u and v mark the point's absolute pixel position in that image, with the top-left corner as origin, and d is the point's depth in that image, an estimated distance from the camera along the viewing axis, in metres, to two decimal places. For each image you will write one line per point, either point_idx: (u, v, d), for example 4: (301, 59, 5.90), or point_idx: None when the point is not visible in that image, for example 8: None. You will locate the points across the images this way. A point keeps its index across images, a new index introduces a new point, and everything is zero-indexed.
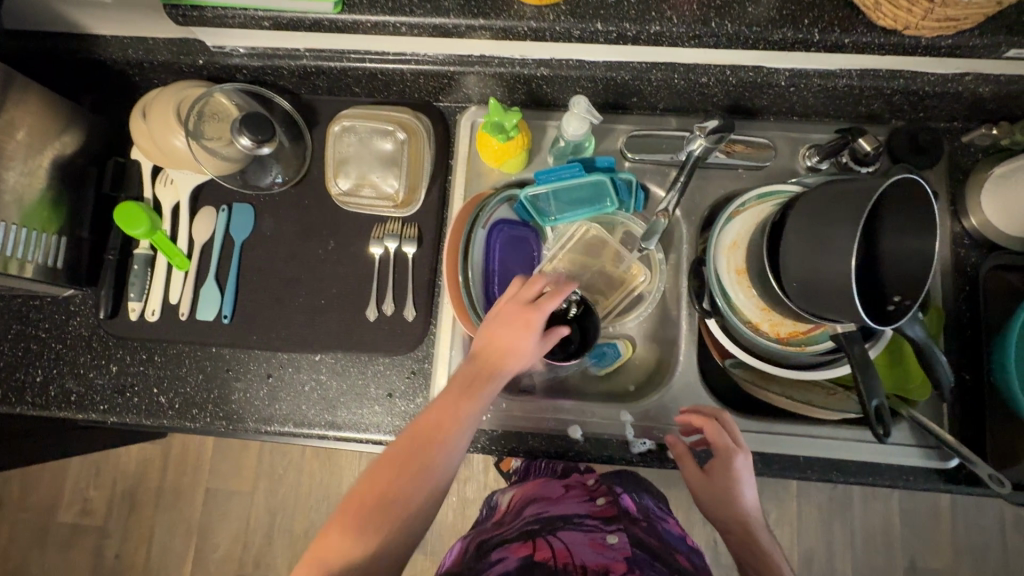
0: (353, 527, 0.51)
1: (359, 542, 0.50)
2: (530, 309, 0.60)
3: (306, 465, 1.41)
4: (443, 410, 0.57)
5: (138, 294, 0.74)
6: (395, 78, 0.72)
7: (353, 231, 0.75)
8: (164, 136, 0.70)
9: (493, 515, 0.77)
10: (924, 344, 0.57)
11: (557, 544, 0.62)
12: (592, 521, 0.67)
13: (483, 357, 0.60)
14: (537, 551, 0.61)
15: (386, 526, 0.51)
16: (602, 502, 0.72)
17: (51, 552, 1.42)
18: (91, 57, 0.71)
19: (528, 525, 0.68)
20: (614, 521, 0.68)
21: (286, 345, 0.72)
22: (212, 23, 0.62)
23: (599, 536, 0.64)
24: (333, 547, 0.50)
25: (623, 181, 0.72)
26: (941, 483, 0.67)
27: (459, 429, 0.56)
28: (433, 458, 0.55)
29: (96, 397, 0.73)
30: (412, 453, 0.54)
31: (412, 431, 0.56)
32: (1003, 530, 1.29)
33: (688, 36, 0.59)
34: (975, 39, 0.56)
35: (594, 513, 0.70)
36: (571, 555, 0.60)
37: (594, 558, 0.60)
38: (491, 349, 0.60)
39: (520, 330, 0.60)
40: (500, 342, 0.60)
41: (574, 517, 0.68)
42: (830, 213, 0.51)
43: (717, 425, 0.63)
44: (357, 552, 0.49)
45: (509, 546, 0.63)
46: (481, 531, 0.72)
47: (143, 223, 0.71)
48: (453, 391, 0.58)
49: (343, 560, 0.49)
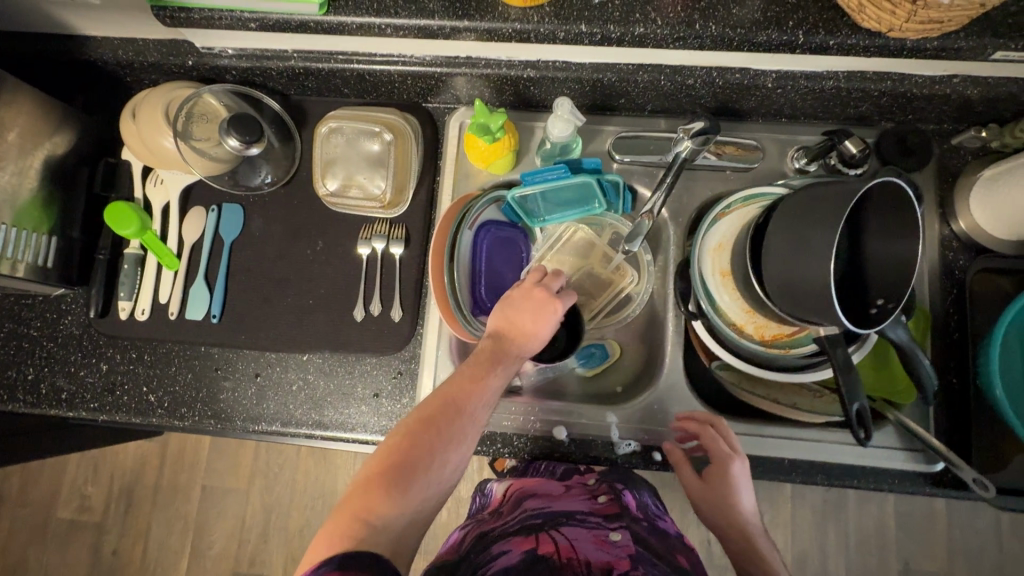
0: (382, 484, 0.48)
1: (390, 498, 0.48)
2: (552, 297, 0.62)
3: (302, 463, 1.42)
4: (472, 374, 0.56)
5: (127, 293, 0.74)
6: (383, 79, 0.72)
7: (342, 231, 0.75)
8: (153, 136, 0.71)
9: (488, 505, 0.70)
10: (908, 347, 0.56)
11: (560, 540, 0.58)
12: (596, 518, 0.62)
13: (506, 331, 0.60)
14: (539, 546, 0.57)
15: (417, 482, 0.49)
16: (606, 499, 0.66)
17: (50, 547, 1.44)
18: (82, 58, 0.71)
19: (528, 519, 0.62)
20: (618, 518, 0.63)
21: (274, 345, 0.73)
22: (199, 24, 0.63)
23: (602, 533, 0.60)
24: (364, 502, 0.47)
25: (609, 182, 0.71)
26: (926, 487, 0.67)
27: (487, 392, 0.56)
28: (464, 418, 0.53)
29: (87, 395, 0.73)
30: (441, 413, 0.53)
31: (439, 392, 0.54)
32: (1000, 534, 1.28)
33: (673, 38, 0.59)
34: (961, 41, 0.56)
35: (598, 511, 0.64)
36: (575, 551, 0.56)
37: (599, 555, 0.56)
38: (514, 324, 0.60)
39: (542, 310, 0.61)
40: (522, 320, 0.61)
41: (577, 513, 0.63)
42: (810, 216, 0.51)
43: (713, 434, 0.65)
44: (389, 508, 0.47)
45: (508, 540, 0.59)
46: (478, 521, 0.66)
47: (133, 223, 0.71)
48: (479, 357, 0.58)
49: (375, 515, 0.47)
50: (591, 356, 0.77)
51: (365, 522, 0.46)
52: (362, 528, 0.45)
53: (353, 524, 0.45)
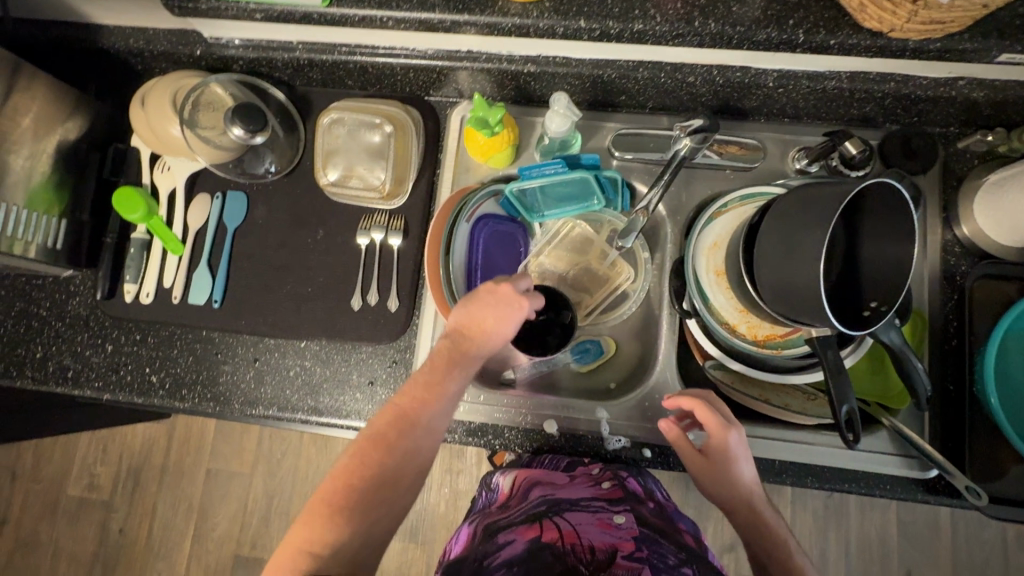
0: (331, 511, 0.52)
1: (338, 525, 0.51)
2: (518, 295, 0.60)
3: (304, 451, 1.44)
4: (425, 386, 0.57)
5: (133, 276, 0.76)
6: (386, 72, 0.73)
7: (342, 221, 0.76)
8: (162, 124, 0.73)
9: (495, 499, 0.70)
10: (900, 350, 0.56)
11: (564, 525, 0.59)
12: (599, 503, 0.63)
13: (463, 332, 0.59)
14: (543, 533, 0.58)
15: (368, 504, 0.52)
16: (609, 485, 0.66)
17: (61, 524, 1.48)
18: (95, 46, 0.73)
19: (534, 508, 0.63)
20: (622, 502, 0.63)
21: (273, 331, 0.74)
22: (207, 14, 0.64)
23: (606, 517, 0.61)
24: (310, 533, 0.51)
25: (607, 178, 0.72)
26: (918, 493, 0.66)
27: (441, 402, 0.57)
28: (414, 434, 0.55)
29: (93, 374, 0.75)
30: (391, 430, 0.55)
31: (391, 407, 0.57)
32: (1005, 546, 1.26)
33: (672, 35, 0.59)
34: (965, 43, 0.55)
35: (601, 496, 0.64)
36: (579, 536, 0.58)
37: (601, 538, 0.57)
38: (473, 324, 0.59)
39: (505, 309, 0.59)
40: (481, 325, 0.59)
41: (581, 499, 0.63)
42: (803, 216, 0.51)
43: (707, 407, 0.60)
44: (334, 538, 0.50)
45: (515, 528, 0.60)
46: (488, 515, 0.67)
47: (140, 208, 0.73)
48: (434, 364, 0.58)
49: (320, 545, 0.50)
50: (585, 352, 0.77)
51: (310, 553, 0.49)
52: (309, 560, 0.49)
53: (299, 557, 0.49)
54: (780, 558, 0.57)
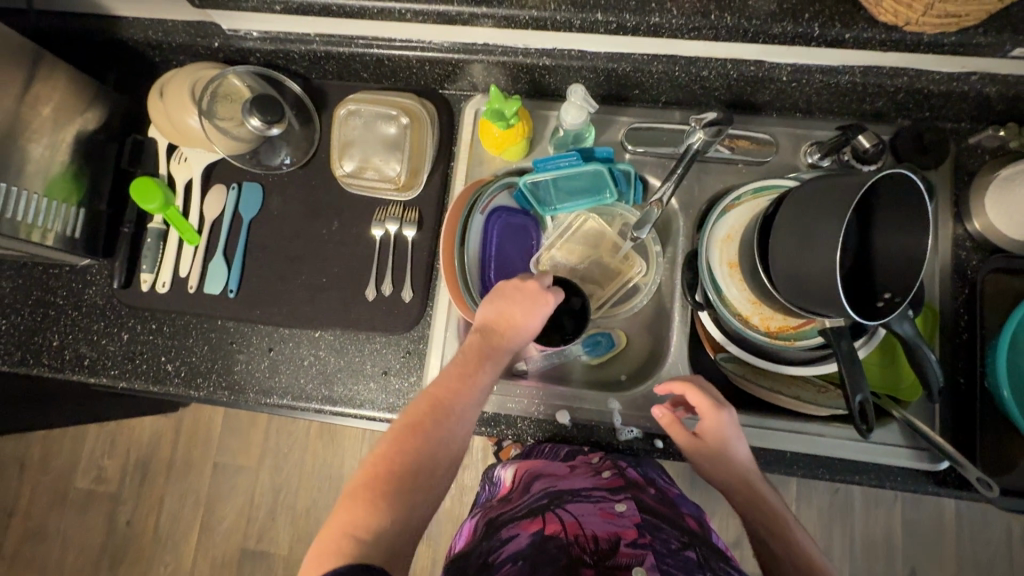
0: (372, 496, 0.51)
1: (377, 510, 0.50)
2: (544, 291, 0.62)
3: (311, 445, 1.45)
4: (458, 376, 0.59)
5: (150, 266, 0.77)
6: (401, 65, 0.73)
7: (357, 213, 0.77)
8: (180, 115, 0.74)
9: (496, 492, 0.70)
10: (913, 342, 0.56)
11: (566, 517, 0.59)
12: (600, 492, 0.62)
13: (492, 327, 0.62)
14: (546, 526, 0.58)
15: (406, 490, 0.52)
16: (609, 474, 0.66)
17: (69, 516, 1.48)
18: (114, 37, 0.74)
19: (535, 501, 0.63)
20: (622, 490, 0.62)
21: (288, 320, 0.75)
22: (227, 6, 0.65)
23: (608, 505, 0.60)
24: (351, 517, 0.50)
25: (621, 172, 0.73)
26: (928, 485, 0.67)
27: (473, 392, 0.59)
28: (450, 423, 0.56)
29: (109, 362, 0.76)
30: (427, 418, 0.56)
31: (425, 397, 0.58)
32: (1010, 545, 1.26)
33: (688, 28, 0.59)
34: (979, 37, 0.55)
35: (602, 484, 0.64)
36: (581, 526, 0.57)
37: (604, 527, 0.57)
38: (503, 318, 0.61)
39: (533, 303, 0.62)
40: (510, 316, 0.61)
41: (582, 489, 0.63)
42: (816, 206, 0.52)
43: (696, 388, 0.63)
44: (376, 521, 0.49)
45: (518, 522, 0.60)
46: (490, 509, 0.67)
47: (157, 198, 0.73)
48: (465, 357, 0.60)
49: (362, 528, 0.49)
50: (597, 345, 0.77)
51: (352, 537, 0.48)
52: (350, 543, 0.48)
53: (341, 539, 0.48)
54: (780, 535, 0.57)
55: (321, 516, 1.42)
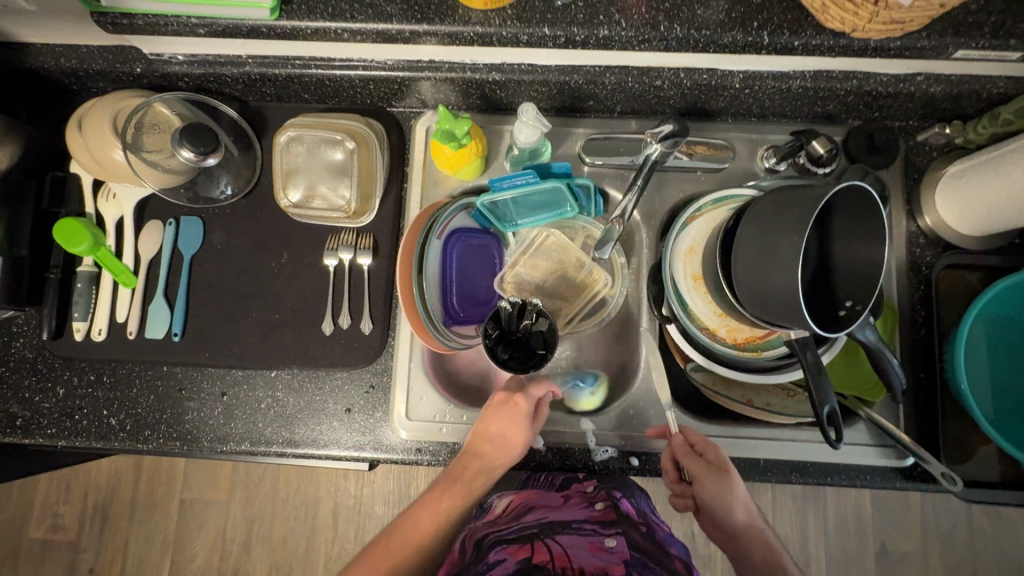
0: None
1: None
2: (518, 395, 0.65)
3: (282, 472, 1.39)
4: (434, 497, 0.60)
5: (82, 313, 0.71)
6: (344, 84, 0.69)
7: (308, 243, 0.73)
8: (103, 150, 0.68)
9: (482, 515, 0.67)
10: (875, 347, 0.55)
11: (556, 547, 0.56)
12: (591, 525, 0.60)
13: (476, 443, 0.63)
14: (534, 555, 0.55)
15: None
16: (603, 506, 0.64)
17: (26, 568, 1.39)
18: (20, 66, 0.67)
19: (525, 528, 0.61)
20: (613, 524, 0.61)
21: (240, 361, 0.71)
22: (144, 30, 0.59)
23: (598, 540, 0.58)
24: None
25: (580, 187, 0.70)
26: (896, 481, 0.68)
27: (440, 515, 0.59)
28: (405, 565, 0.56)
29: (43, 421, 0.70)
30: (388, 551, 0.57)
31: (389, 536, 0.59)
32: (971, 513, 1.31)
33: (638, 40, 0.57)
34: (923, 41, 0.55)
35: (594, 517, 0.62)
36: (570, 559, 0.54)
37: (593, 561, 0.54)
38: (481, 436, 0.63)
39: (508, 415, 0.64)
40: (490, 432, 0.63)
41: (572, 521, 0.61)
42: (777, 219, 0.50)
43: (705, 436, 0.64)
44: None
45: (506, 546, 0.57)
46: (474, 529, 0.64)
47: (86, 239, 0.69)
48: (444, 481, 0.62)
49: None
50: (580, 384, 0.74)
51: None
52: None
53: None
54: None
55: (298, 545, 1.37)
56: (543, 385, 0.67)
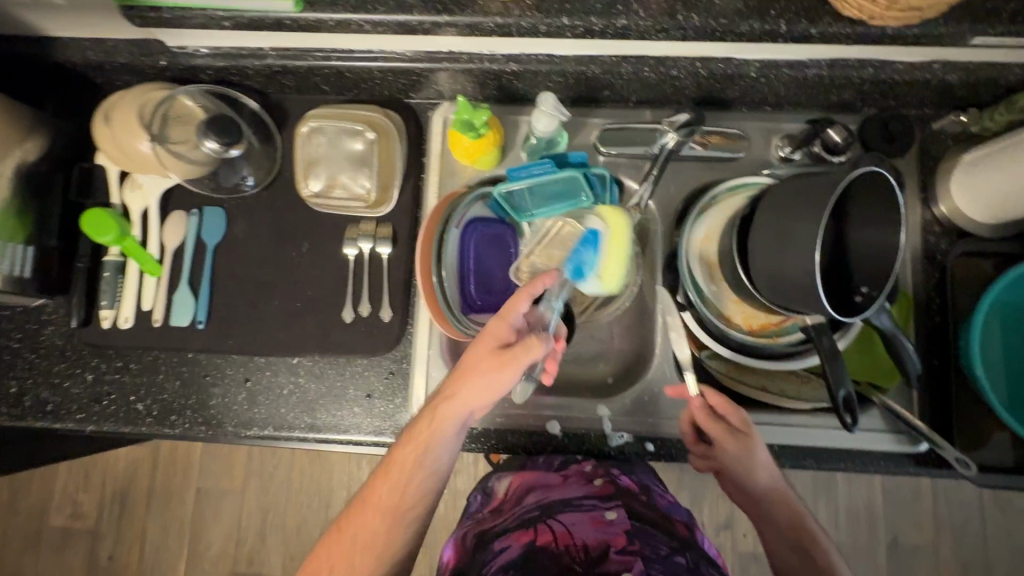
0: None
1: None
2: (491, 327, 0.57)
3: (297, 462, 1.41)
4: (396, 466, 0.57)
5: (109, 301, 0.73)
6: (363, 76, 0.70)
7: (328, 232, 0.74)
8: (130, 141, 0.70)
9: (486, 502, 0.68)
10: (891, 333, 0.56)
11: (558, 526, 0.58)
12: (591, 501, 0.61)
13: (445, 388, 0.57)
14: (537, 537, 0.57)
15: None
16: (601, 482, 0.64)
17: (48, 554, 1.43)
18: (49, 59, 0.69)
19: (528, 512, 0.62)
20: (613, 498, 0.62)
21: (262, 348, 0.72)
22: (171, 23, 0.61)
23: (598, 514, 0.60)
24: None
25: (596, 176, 0.71)
26: (909, 466, 0.69)
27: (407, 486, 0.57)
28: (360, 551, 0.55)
29: (73, 406, 0.72)
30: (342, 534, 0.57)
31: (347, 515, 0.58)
32: (983, 506, 1.32)
33: (656, 29, 0.58)
34: (940, 28, 0.56)
35: (594, 493, 0.62)
36: (572, 536, 0.57)
37: (594, 537, 0.56)
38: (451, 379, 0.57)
39: (481, 353, 0.57)
40: (462, 375, 0.57)
41: (573, 499, 0.61)
42: (797, 206, 0.51)
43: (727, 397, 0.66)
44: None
45: (510, 533, 0.59)
46: (479, 521, 0.65)
47: (112, 230, 0.70)
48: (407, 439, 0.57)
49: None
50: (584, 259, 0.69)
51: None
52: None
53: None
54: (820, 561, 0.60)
55: (313, 533, 1.39)
56: (519, 300, 0.58)
